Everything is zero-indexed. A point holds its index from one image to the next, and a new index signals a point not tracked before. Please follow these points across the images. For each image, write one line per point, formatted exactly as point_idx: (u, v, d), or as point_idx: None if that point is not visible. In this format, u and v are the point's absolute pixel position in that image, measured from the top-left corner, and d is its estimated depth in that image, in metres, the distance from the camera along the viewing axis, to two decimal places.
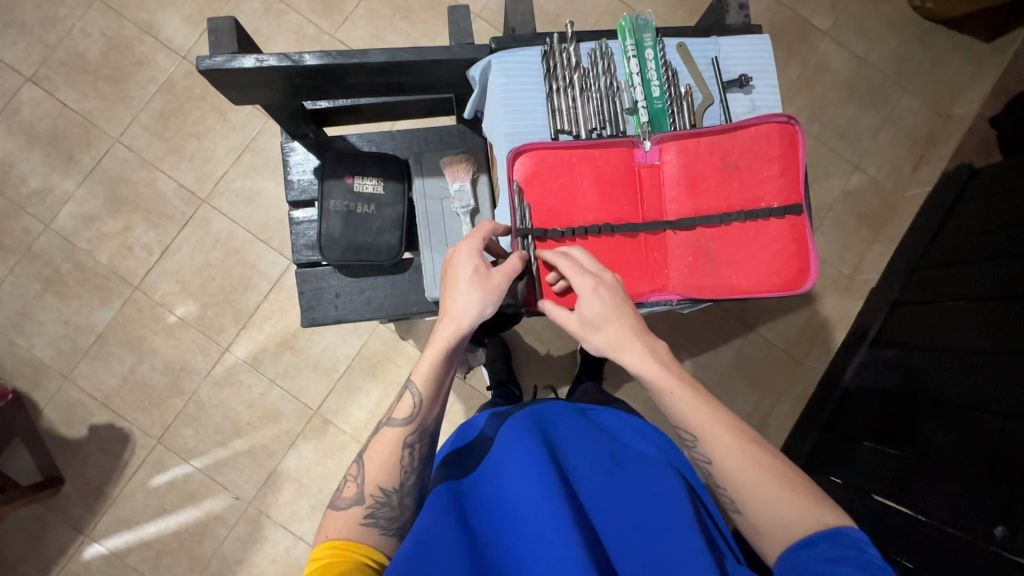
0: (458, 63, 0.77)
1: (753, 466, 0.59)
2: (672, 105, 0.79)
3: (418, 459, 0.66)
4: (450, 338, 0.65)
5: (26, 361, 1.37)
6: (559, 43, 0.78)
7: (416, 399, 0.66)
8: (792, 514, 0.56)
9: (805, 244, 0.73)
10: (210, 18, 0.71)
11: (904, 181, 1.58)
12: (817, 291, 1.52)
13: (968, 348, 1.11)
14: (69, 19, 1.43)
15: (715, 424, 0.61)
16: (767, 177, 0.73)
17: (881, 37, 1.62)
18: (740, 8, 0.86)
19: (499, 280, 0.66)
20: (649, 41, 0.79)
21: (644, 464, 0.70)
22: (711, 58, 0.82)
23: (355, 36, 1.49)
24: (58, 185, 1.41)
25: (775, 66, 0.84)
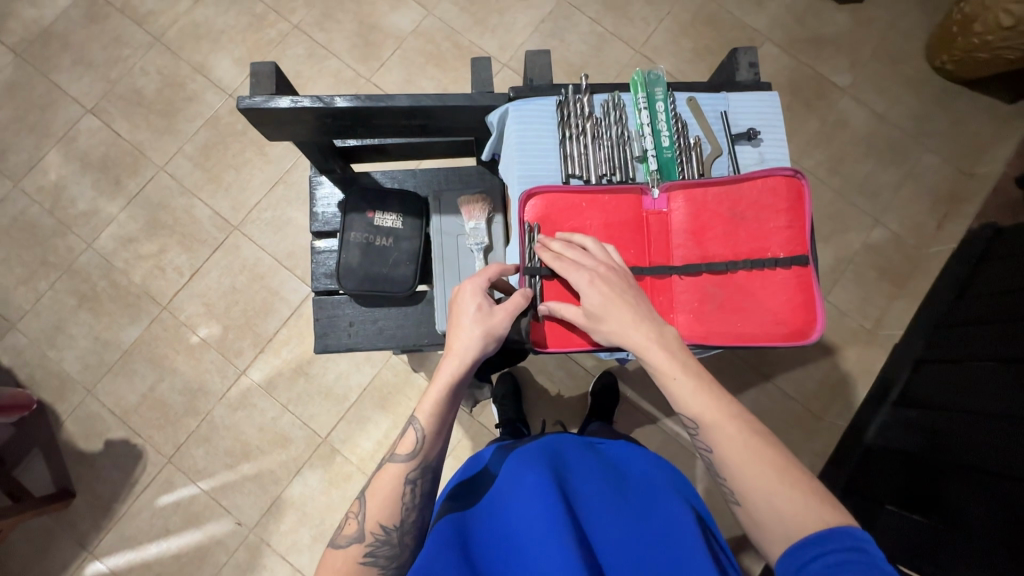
0: (478, 109, 0.81)
1: (757, 458, 0.58)
2: (681, 154, 0.81)
3: (419, 496, 0.66)
4: (454, 373, 0.66)
5: (54, 373, 1.42)
6: (573, 94, 0.82)
7: (419, 434, 0.66)
8: (793, 512, 0.55)
9: (812, 294, 0.73)
10: (253, 63, 0.77)
11: (928, 237, 1.56)
12: (837, 344, 1.49)
13: (992, 411, 1.07)
14: (132, 58, 1.56)
15: (719, 414, 0.61)
16: (774, 228, 0.73)
17: (901, 96, 1.64)
18: (750, 66, 0.89)
19: (502, 316, 0.68)
20: (660, 94, 0.83)
21: (651, 502, 0.68)
22: (721, 111, 0.85)
23: (389, 80, 1.58)
24: (103, 208, 1.50)
25: (783, 121, 0.86)
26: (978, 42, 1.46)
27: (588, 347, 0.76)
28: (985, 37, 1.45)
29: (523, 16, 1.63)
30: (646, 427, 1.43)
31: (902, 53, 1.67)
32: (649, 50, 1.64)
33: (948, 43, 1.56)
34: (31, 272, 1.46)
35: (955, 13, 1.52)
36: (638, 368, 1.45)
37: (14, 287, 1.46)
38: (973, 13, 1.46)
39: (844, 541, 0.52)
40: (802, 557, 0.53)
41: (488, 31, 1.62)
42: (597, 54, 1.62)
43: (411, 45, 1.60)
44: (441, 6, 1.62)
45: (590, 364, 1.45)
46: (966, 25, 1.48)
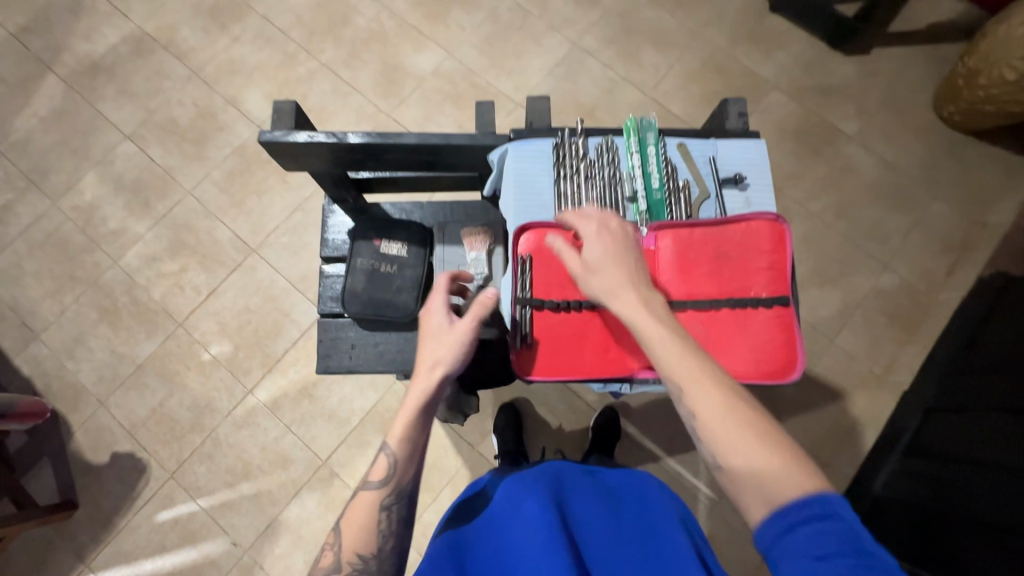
0: (479, 148, 0.87)
1: (739, 421, 0.56)
2: (669, 197, 0.85)
3: (396, 523, 0.65)
4: (425, 393, 0.67)
5: (70, 384, 1.47)
6: (569, 136, 0.87)
7: (390, 460, 0.65)
8: (776, 471, 0.53)
9: (792, 334, 0.74)
10: (276, 101, 0.83)
11: (938, 284, 1.55)
12: (844, 389, 1.47)
13: (998, 462, 1.05)
14: (171, 90, 1.67)
15: (700, 372, 0.59)
16: (757, 269, 0.75)
17: (908, 145, 1.67)
18: (739, 115, 0.94)
19: (468, 323, 0.71)
20: (651, 139, 0.86)
21: (649, 523, 0.70)
22: (709, 157, 0.88)
23: (408, 116, 1.66)
24: (131, 228, 1.58)
25: (770, 168, 0.89)
26: (983, 94, 1.50)
27: (574, 376, 0.77)
28: (990, 90, 1.48)
29: (538, 60, 1.72)
30: (648, 465, 1.41)
31: (909, 103, 1.70)
32: (659, 94, 1.70)
33: (953, 95, 1.59)
34: (58, 286, 1.53)
35: (959, 68, 1.56)
36: (640, 405, 1.44)
37: (41, 299, 1.52)
38: (976, 68, 1.49)
39: (823, 508, 0.50)
40: (783, 521, 0.50)
41: (504, 73, 1.70)
42: (608, 97, 1.69)
43: (431, 84, 1.69)
44: (461, 49, 1.72)
45: (592, 399, 1.44)
46: (970, 79, 1.51)
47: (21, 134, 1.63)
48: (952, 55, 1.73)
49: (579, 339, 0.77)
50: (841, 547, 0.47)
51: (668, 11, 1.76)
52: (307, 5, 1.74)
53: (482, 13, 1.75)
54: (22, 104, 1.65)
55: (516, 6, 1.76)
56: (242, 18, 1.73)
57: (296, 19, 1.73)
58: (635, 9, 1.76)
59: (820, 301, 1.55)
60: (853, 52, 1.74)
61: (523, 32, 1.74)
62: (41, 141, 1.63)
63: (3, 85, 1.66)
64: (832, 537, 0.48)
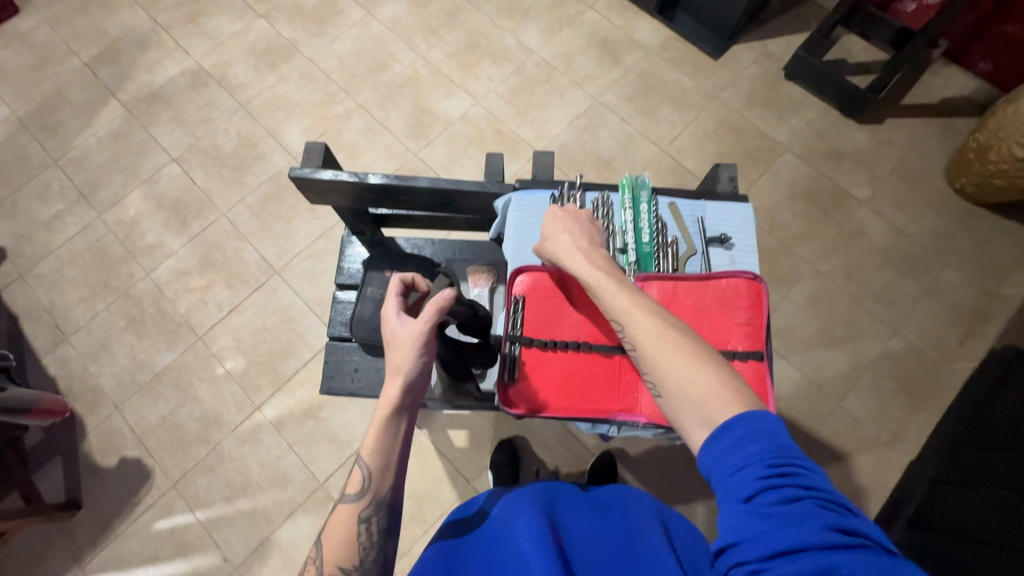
0: (487, 195, 0.93)
1: (672, 347, 0.61)
2: (658, 251, 0.89)
3: (377, 534, 0.65)
4: (393, 400, 0.67)
5: (90, 386, 1.54)
6: (568, 190, 0.93)
7: (365, 471, 0.66)
8: (706, 381, 0.57)
9: (764, 390, 0.76)
10: (307, 142, 0.92)
11: (948, 353, 1.54)
12: (848, 452, 1.46)
13: (992, 541, 1.02)
14: (218, 120, 1.81)
15: (635, 312, 0.66)
16: (736, 323, 0.78)
17: (920, 212, 1.69)
18: (729, 179, 0.99)
19: (423, 321, 0.72)
20: (645, 197, 0.91)
21: (637, 527, 0.70)
22: (698, 217, 0.93)
23: (434, 156, 1.76)
24: (166, 243, 1.68)
25: (755, 230, 0.93)
26: (994, 169, 1.52)
27: (555, 413, 0.79)
28: (1000, 165, 1.50)
29: (560, 112, 1.81)
30: None
31: (921, 172, 1.73)
32: (674, 150, 1.77)
33: (965, 168, 1.62)
34: (92, 293, 1.63)
35: (970, 141, 1.59)
36: (639, 453, 1.44)
37: (76, 304, 1.62)
38: (987, 143, 1.53)
39: (748, 424, 0.53)
40: (718, 441, 0.54)
41: (527, 122, 1.80)
42: (625, 149, 1.77)
43: (457, 128, 1.79)
44: (488, 98, 1.83)
45: (591, 443, 1.45)
46: (981, 153, 1.55)
47: (79, 152, 1.78)
48: (965, 129, 1.77)
49: (563, 376, 0.80)
50: (762, 486, 0.49)
51: (687, 73, 1.86)
52: (350, 51, 1.89)
53: (510, 66, 1.87)
54: (85, 125, 1.80)
55: (543, 62, 1.88)
56: (290, 59, 1.88)
57: (338, 63, 1.88)
58: (655, 70, 1.86)
59: (826, 362, 1.54)
60: (866, 121, 1.79)
61: (547, 86, 1.84)
62: (96, 158, 1.77)
63: (71, 107, 1.82)
64: (755, 478, 0.50)
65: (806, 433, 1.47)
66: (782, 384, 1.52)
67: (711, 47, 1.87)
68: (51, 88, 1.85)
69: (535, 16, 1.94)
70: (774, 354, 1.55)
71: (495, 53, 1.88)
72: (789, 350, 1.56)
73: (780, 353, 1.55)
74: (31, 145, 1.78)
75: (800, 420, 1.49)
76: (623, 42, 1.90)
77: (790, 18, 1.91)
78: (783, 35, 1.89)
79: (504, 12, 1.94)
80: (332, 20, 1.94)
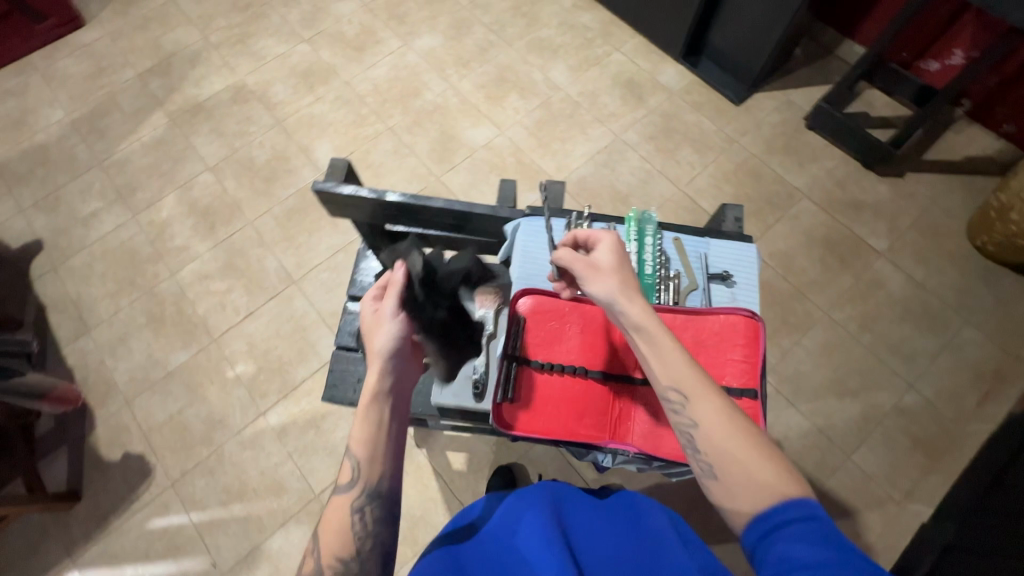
0: (497, 219, 0.95)
1: (737, 434, 0.57)
2: (660, 283, 0.90)
3: (373, 523, 0.66)
4: (372, 393, 0.68)
5: (105, 379, 1.58)
6: (576, 219, 0.96)
7: (354, 464, 0.66)
8: (778, 478, 0.54)
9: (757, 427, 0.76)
10: (332, 159, 0.99)
11: (966, 413, 1.49)
12: (856, 509, 1.41)
13: None
14: (255, 133, 1.90)
15: (701, 385, 0.60)
16: (731, 359, 0.78)
17: (940, 267, 1.67)
18: (735, 220, 1.02)
19: (387, 303, 0.75)
20: (650, 231, 0.93)
21: (642, 528, 0.72)
22: (701, 253, 0.94)
23: (456, 180, 1.81)
24: (193, 247, 1.75)
25: (758, 270, 0.94)
26: (1016, 229, 1.50)
27: (547, 434, 0.80)
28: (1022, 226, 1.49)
29: (581, 146, 1.86)
30: None
31: (942, 228, 1.72)
32: (692, 190, 1.79)
33: (986, 226, 1.60)
34: (119, 289, 1.69)
35: (992, 201, 1.57)
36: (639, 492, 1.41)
37: (101, 298, 1.68)
38: (1009, 203, 1.51)
39: (813, 508, 0.52)
40: (779, 520, 0.52)
41: (549, 153, 1.85)
42: (642, 186, 1.80)
43: (480, 155, 1.85)
44: (513, 129, 1.89)
45: (590, 477, 1.42)
46: (1003, 212, 1.53)
47: (122, 155, 1.88)
48: (988, 188, 1.76)
49: (559, 399, 0.81)
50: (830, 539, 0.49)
51: (708, 117, 1.90)
52: (385, 77, 1.99)
53: (536, 100, 1.93)
54: (131, 131, 1.91)
55: (568, 98, 1.94)
56: (328, 81, 1.98)
57: (373, 87, 1.97)
58: (677, 112, 1.91)
59: (837, 413, 1.51)
60: (886, 173, 1.80)
61: (571, 121, 1.90)
62: (138, 162, 1.87)
63: (120, 113, 1.94)
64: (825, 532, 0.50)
65: (814, 485, 1.43)
66: (790, 433, 1.49)
67: (734, 93, 1.91)
68: (104, 95, 1.97)
69: (564, 55, 2.01)
70: (783, 401, 1.52)
71: (523, 87, 1.96)
72: (799, 397, 1.53)
73: (790, 400, 1.52)
74: (79, 146, 1.89)
75: (808, 471, 1.45)
76: (648, 83, 1.96)
77: (814, 70, 1.95)
78: (806, 86, 1.92)
79: (534, 50, 2.02)
80: (370, 48, 2.04)
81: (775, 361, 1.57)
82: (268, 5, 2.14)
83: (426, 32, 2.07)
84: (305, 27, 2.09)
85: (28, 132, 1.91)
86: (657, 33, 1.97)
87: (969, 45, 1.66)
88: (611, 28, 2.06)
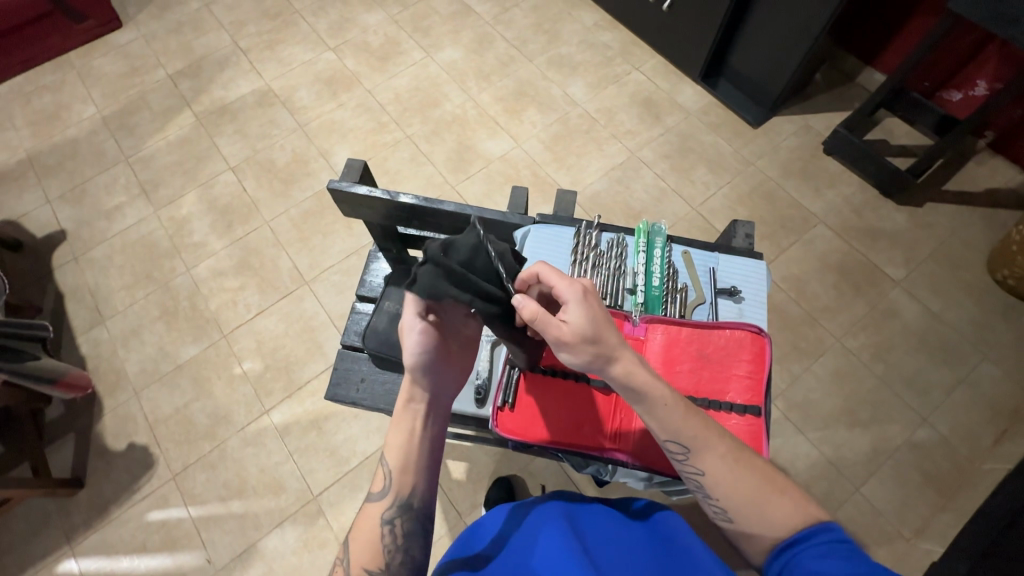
0: (507, 226, 0.97)
1: (742, 480, 0.61)
2: (667, 296, 0.90)
3: (402, 536, 0.67)
4: (407, 400, 0.68)
5: (115, 369, 1.61)
6: (586, 228, 0.96)
7: (387, 473, 0.68)
8: (790, 525, 0.58)
9: (761, 444, 0.74)
10: (349, 159, 1.01)
11: (982, 451, 1.45)
12: (863, 543, 1.37)
13: None
14: (277, 136, 1.95)
15: (708, 435, 0.62)
16: (735, 374, 0.77)
17: (958, 300, 1.63)
18: (745, 236, 1.01)
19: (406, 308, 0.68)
20: (659, 243, 0.93)
21: (659, 535, 0.72)
22: (710, 268, 0.94)
23: (470, 190, 1.83)
24: (210, 244, 1.78)
25: (767, 287, 0.94)
26: None
27: (546, 440, 0.80)
28: None
29: (596, 162, 1.87)
30: None
31: (961, 259, 1.69)
32: (705, 210, 1.79)
33: (1007, 260, 1.57)
34: (135, 281, 1.73)
35: (1014, 233, 1.54)
36: None
37: (118, 290, 1.72)
38: None
39: (833, 535, 0.55)
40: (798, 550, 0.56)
41: (564, 168, 1.86)
42: (656, 204, 1.80)
43: (495, 166, 1.87)
44: (529, 142, 1.91)
45: (590, 494, 1.40)
46: None
47: (148, 152, 1.93)
48: (1009, 221, 1.73)
49: (560, 407, 0.81)
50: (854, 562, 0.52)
51: (725, 138, 1.90)
52: (406, 87, 2.03)
53: (554, 115, 1.96)
54: (158, 129, 1.97)
55: (585, 114, 1.96)
56: (350, 89, 2.03)
57: (394, 96, 2.01)
58: (694, 132, 1.91)
59: (847, 443, 1.47)
60: (905, 202, 1.78)
61: (587, 136, 1.92)
62: (162, 160, 1.92)
63: (149, 112, 2.00)
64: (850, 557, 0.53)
65: None
66: (798, 461, 1.45)
67: (752, 116, 1.92)
68: (136, 94, 2.04)
69: (583, 72, 2.04)
70: (792, 428, 1.49)
71: (541, 102, 1.98)
72: (808, 425, 1.50)
73: (798, 427, 1.49)
74: (108, 142, 1.95)
75: (815, 501, 1.41)
76: (665, 103, 1.97)
77: (833, 96, 1.95)
78: (824, 112, 1.92)
79: (553, 66, 2.05)
80: (394, 58, 2.09)
81: (785, 386, 1.54)
82: (298, 14, 2.20)
83: (449, 45, 2.11)
84: (332, 36, 2.15)
85: (61, 126, 1.98)
86: (677, 54, 1.99)
87: (993, 77, 1.65)
88: (631, 48, 2.08)
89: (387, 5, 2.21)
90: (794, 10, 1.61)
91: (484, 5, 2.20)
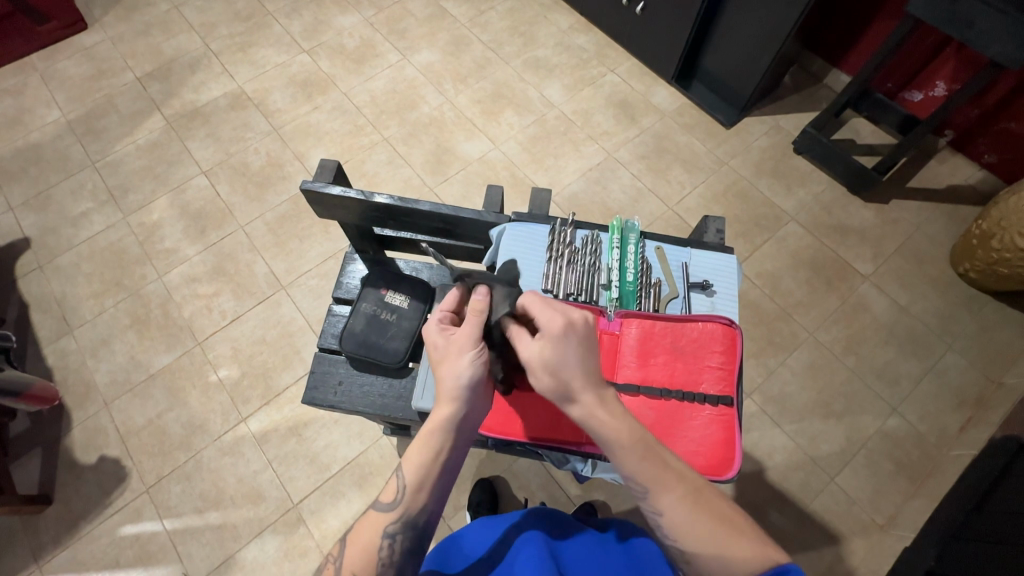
0: (484, 224, 0.97)
1: (701, 521, 0.60)
2: (641, 290, 0.93)
3: (399, 552, 0.65)
4: (437, 425, 0.66)
5: (84, 380, 1.56)
6: (561, 226, 0.97)
7: (401, 485, 0.66)
8: (750, 564, 0.56)
9: (733, 434, 0.76)
10: (323, 159, 1.01)
11: (949, 439, 1.49)
12: (840, 532, 1.40)
13: None
14: (252, 140, 1.92)
15: (664, 481, 0.62)
16: (707, 366, 0.79)
17: (923, 293, 1.69)
18: (717, 232, 1.03)
19: (467, 331, 0.70)
20: (633, 239, 0.96)
21: (634, 555, 0.77)
22: (682, 262, 0.96)
23: (448, 191, 1.83)
24: (182, 250, 1.74)
25: (737, 280, 0.96)
26: (997, 256, 1.52)
27: (523, 439, 0.81)
28: (1003, 253, 1.50)
29: (574, 163, 1.89)
30: None
31: (926, 254, 1.75)
32: (682, 209, 1.82)
33: (968, 253, 1.62)
34: (104, 289, 1.68)
35: (973, 228, 1.60)
36: (623, 510, 1.39)
37: (86, 298, 1.66)
38: (989, 231, 1.53)
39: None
40: None
41: (542, 169, 1.87)
42: (633, 203, 1.82)
43: (474, 168, 1.87)
44: (507, 144, 1.92)
45: (574, 493, 1.41)
46: (984, 240, 1.55)
47: (116, 157, 1.88)
48: (969, 216, 1.79)
49: (539, 407, 0.81)
50: None
51: (699, 139, 1.94)
52: (383, 90, 2.02)
53: (531, 117, 1.97)
54: (126, 133, 1.92)
55: (563, 115, 1.97)
56: (326, 91, 2.01)
57: (370, 99, 2.00)
58: (670, 133, 1.95)
59: (822, 435, 1.51)
60: (871, 198, 1.83)
61: (564, 138, 1.93)
62: (131, 164, 1.87)
63: (118, 115, 1.95)
64: None
65: (796, 506, 1.43)
66: (775, 453, 1.49)
67: (724, 117, 1.96)
68: (102, 97, 1.98)
69: (560, 73, 2.06)
70: (769, 421, 1.53)
71: (518, 104, 1.99)
72: (784, 417, 1.53)
73: (775, 419, 1.53)
74: (74, 146, 1.89)
75: (793, 492, 1.44)
76: (640, 104, 2.00)
77: (802, 98, 2.01)
78: (794, 113, 1.98)
79: (530, 68, 2.07)
80: (369, 60, 2.08)
81: (761, 380, 1.57)
82: (271, 15, 2.17)
83: (425, 47, 2.11)
84: (306, 38, 2.12)
85: (23, 131, 1.91)
86: (651, 56, 2.02)
87: (950, 77, 1.71)
88: (605, 50, 2.11)
89: (362, 7, 2.20)
90: (762, 14, 1.65)
91: (460, 8, 2.20)
